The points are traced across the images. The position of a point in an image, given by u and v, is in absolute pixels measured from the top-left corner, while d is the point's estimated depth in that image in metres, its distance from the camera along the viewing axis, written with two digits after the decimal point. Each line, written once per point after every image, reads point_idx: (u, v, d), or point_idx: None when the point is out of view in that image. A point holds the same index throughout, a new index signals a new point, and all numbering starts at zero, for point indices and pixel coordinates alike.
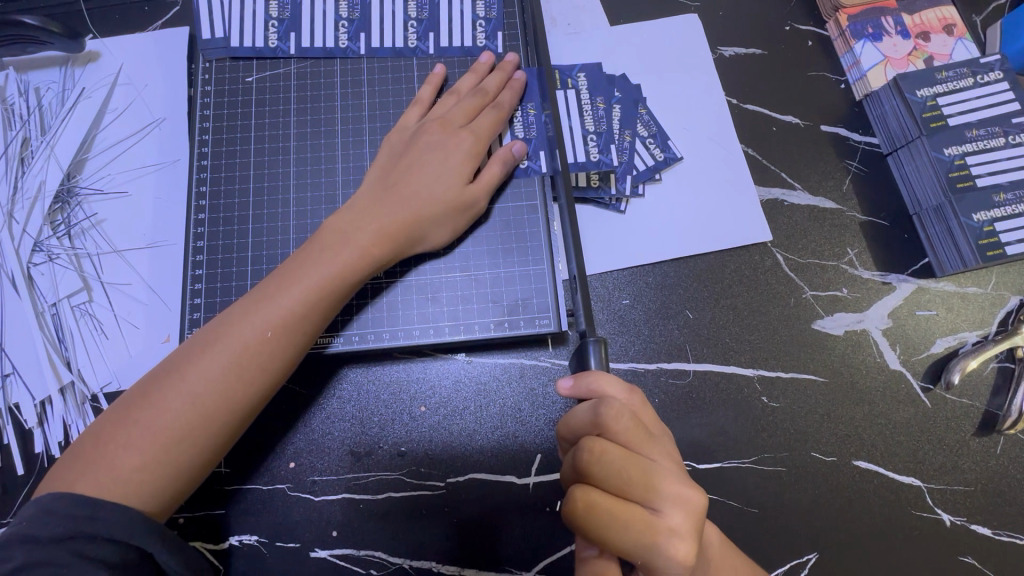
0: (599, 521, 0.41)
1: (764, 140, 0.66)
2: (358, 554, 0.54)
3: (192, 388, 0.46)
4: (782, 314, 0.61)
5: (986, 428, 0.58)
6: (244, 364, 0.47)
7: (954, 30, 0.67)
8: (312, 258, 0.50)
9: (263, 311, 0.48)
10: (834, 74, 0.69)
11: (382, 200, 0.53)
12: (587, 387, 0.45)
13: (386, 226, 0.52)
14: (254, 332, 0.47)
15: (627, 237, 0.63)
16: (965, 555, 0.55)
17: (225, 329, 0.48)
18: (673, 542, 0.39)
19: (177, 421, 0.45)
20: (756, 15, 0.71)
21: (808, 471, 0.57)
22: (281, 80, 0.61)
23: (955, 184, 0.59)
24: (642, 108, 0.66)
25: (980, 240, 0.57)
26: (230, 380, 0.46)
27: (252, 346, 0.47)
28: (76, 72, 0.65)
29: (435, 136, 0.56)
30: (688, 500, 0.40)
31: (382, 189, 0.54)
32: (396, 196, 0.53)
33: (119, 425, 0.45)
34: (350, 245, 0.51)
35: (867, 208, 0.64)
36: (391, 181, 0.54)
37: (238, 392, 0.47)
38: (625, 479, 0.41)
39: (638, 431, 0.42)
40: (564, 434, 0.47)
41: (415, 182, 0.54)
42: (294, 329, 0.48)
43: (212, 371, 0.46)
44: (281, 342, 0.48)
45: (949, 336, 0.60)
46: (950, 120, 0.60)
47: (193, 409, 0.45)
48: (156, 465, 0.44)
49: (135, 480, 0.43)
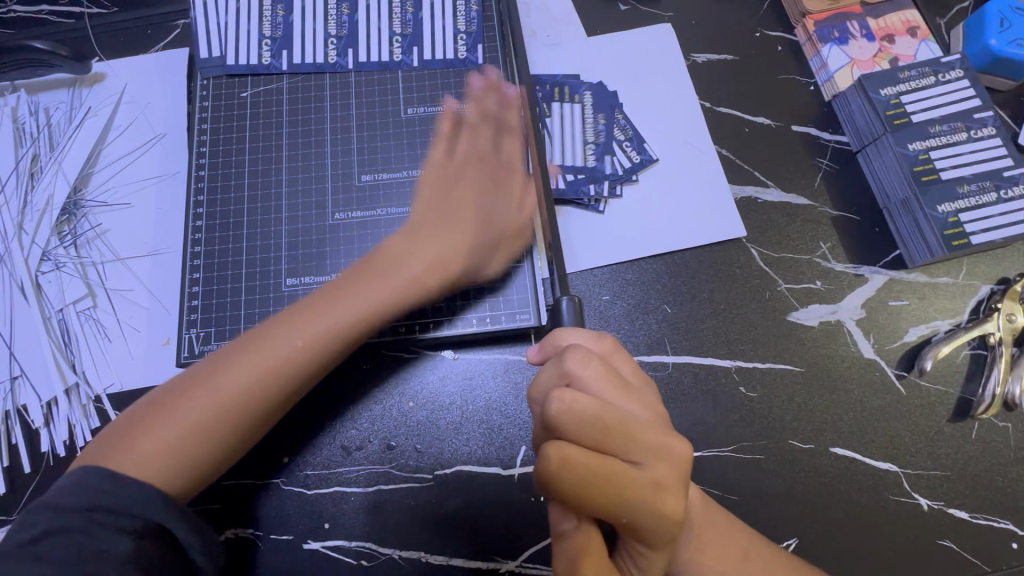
0: (575, 480, 0.38)
1: (737, 141, 0.69)
2: (348, 545, 0.56)
3: (198, 412, 0.46)
4: (757, 307, 0.63)
5: (961, 414, 0.59)
6: (250, 397, 0.47)
7: (918, 32, 0.70)
8: (396, 264, 0.54)
9: (264, 352, 0.48)
10: (803, 77, 0.72)
11: (424, 232, 0.55)
12: (552, 346, 0.46)
13: (440, 256, 0.55)
14: (256, 369, 0.48)
15: (607, 235, 0.65)
16: (944, 539, 0.56)
17: (221, 366, 0.48)
18: (656, 492, 0.39)
19: (186, 439, 0.46)
20: (727, 23, 0.74)
21: (786, 458, 0.58)
22: (274, 94, 0.65)
23: (920, 177, 0.61)
24: (618, 113, 0.69)
25: (945, 230, 0.59)
26: (231, 412, 0.47)
27: (250, 386, 0.47)
28: (83, 92, 0.69)
29: (479, 172, 0.59)
30: (668, 449, 0.39)
31: (429, 218, 0.56)
32: (462, 211, 0.56)
33: (191, 392, 0.47)
34: (399, 269, 0.53)
35: (838, 203, 0.66)
36: (445, 208, 0.57)
37: (245, 419, 0.48)
38: (601, 430, 0.39)
39: (610, 381, 0.40)
40: (531, 395, 0.44)
41: (469, 209, 0.57)
42: (298, 369, 0.49)
43: (285, 356, 0.49)
44: (280, 378, 0.48)
45: (922, 325, 0.62)
46: (913, 117, 0.63)
47: (259, 391, 0.48)
48: (211, 439, 0.46)
49: (189, 451, 0.46)
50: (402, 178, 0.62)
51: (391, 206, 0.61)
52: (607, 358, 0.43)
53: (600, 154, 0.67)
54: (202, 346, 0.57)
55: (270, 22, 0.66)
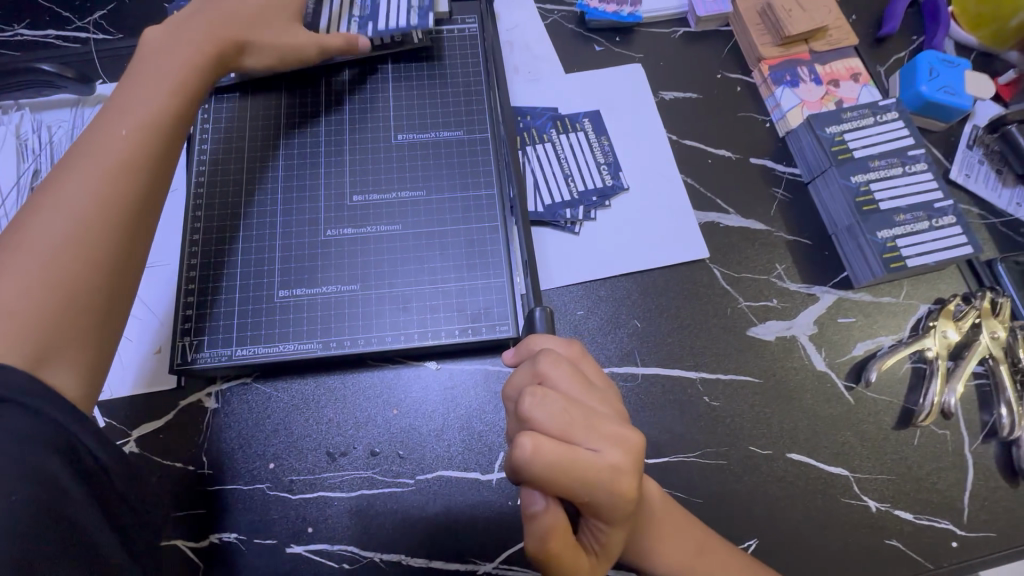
0: (544, 465, 0.41)
1: (700, 170, 0.75)
2: (332, 549, 0.58)
3: (55, 235, 0.47)
4: (720, 321, 0.68)
5: (904, 422, 0.65)
6: (87, 233, 0.48)
7: (860, 78, 0.78)
8: (129, 96, 0.55)
9: (64, 192, 0.49)
10: (759, 115, 0.79)
11: (152, 72, 0.57)
12: (526, 350, 0.49)
13: (194, 58, 0.58)
14: (61, 226, 0.47)
15: (582, 254, 0.70)
16: (891, 539, 0.60)
17: (57, 187, 0.49)
18: (615, 477, 0.42)
19: (47, 272, 0.46)
20: (692, 66, 0.82)
21: (747, 463, 0.62)
22: (272, 114, 0.69)
23: (861, 206, 0.68)
24: (595, 142, 0.75)
25: (884, 254, 0.66)
26: (73, 255, 0.47)
27: (81, 209, 0.48)
28: (85, 112, 0.73)
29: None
30: (627, 438, 0.43)
31: (137, 75, 0.57)
32: (204, 25, 0.61)
33: (45, 202, 0.48)
34: (157, 88, 0.56)
35: (793, 228, 0.73)
36: (141, 61, 0.57)
37: (101, 257, 0.48)
38: (566, 420, 0.43)
39: (577, 379, 0.45)
40: (506, 394, 0.48)
41: (182, 37, 0.59)
42: (121, 212, 0.50)
43: (105, 156, 0.51)
44: (115, 194, 0.50)
45: (868, 340, 0.68)
46: (855, 152, 0.70)
47: (76, 228, 0.47)
48: (78, 257, 0.47)
49: (44, 290, 0.45)
50: (391, 199, 0.66)
51: (381, 224, 0.65)
52: (576, 362, 0.48)
53: (576, 181, 0.72)
54: (195, 354, 0.60)
55: None
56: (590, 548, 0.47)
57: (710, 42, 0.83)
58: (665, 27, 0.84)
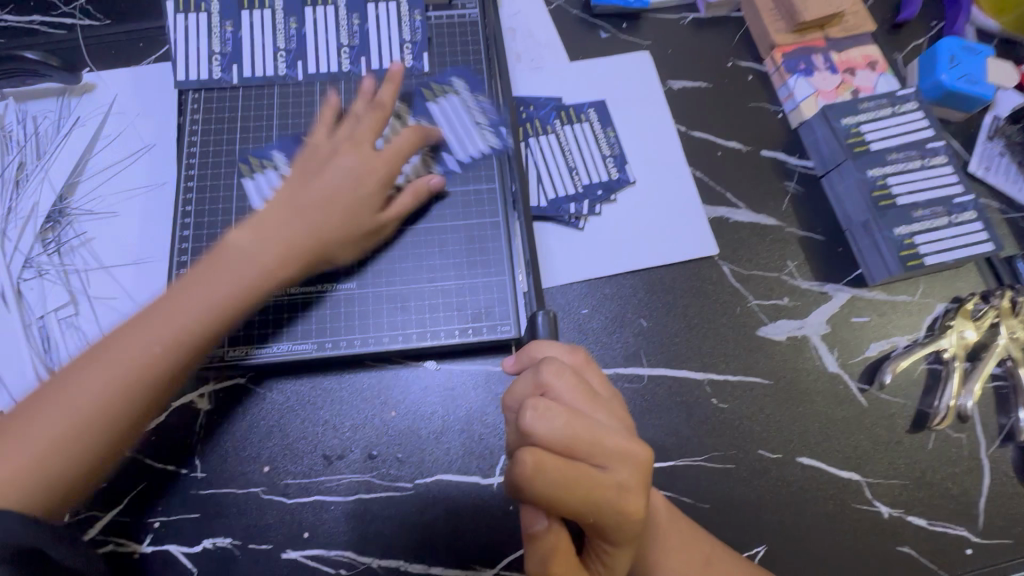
0: (546, 482, 0.40)
1: (710, 163, 0.73)
2: (328, 554, 0.56)
3: (78, 417, 0.45)
4: (728, 321, 0.65)
5: (918, 425, 0.62)
6: (124, 391, 0.46)
7: (877, 66, 0.75)
8: (210, 272, 0.52)
9: (107, 364, 0.47)
10: (771, 105, 0.76)
11: (223, 261, 0.52)
12: (529, 358, 0.49)
13: (276, 256, 0.53)
14: (105, 376, 0.46)
15: (587, 251, 0.68)
16: (904, 546, 0.59)
17: (119, 337, 0.48)
18: (621, 494, 0.41)
19: (84, 403, 0.45)
20: (701, 53, 0.78)
21: (756, 467, 0.60)
22: (265, 106, 0.67)
23: (878, 201, 0.65)
24: (601, 134, 0.72)
25: (901, 251, 0.63)
26: (113, 388, 0.46)
27: (136, 350, 0.47)
28: (72, 102, 0.70)
29: (351, 156, 0.58)
30: (634, 454, 0.42)
31: (227, 254, 0.53)
32: (310, 193, 0.56)
33: (107, 347, 0.47)
34: (213, 285, 0.51)
35: (805, 224, 0.70)
36: (240, 240, 0.53)
37: (123, 420, 0.47)
38: (570, 436, 0.41)
39: (581, 391, 0.43)
40: (507, 403, 0.46)
41: (282, 230, 0.54)
42: (180, 326, 0.49)
43: (185, 297, 0.50)
44: (156, 371, 0.47)
45: (883, 340, 0.65)
46: (872, 145, 0.67)
47: (121, 375, 0.46)
48: (110, 392, 0.46)
49: (73, 422, 0.45)
50: None
51: None
52: (580, 371, 0.45)
53: (581, 175, 0.70)
54: None
55: (219, 38, 0.67)
56: (595, 569, 0.45)
57: (720, 28, 0.80)
58: (674, 13, 0.80)
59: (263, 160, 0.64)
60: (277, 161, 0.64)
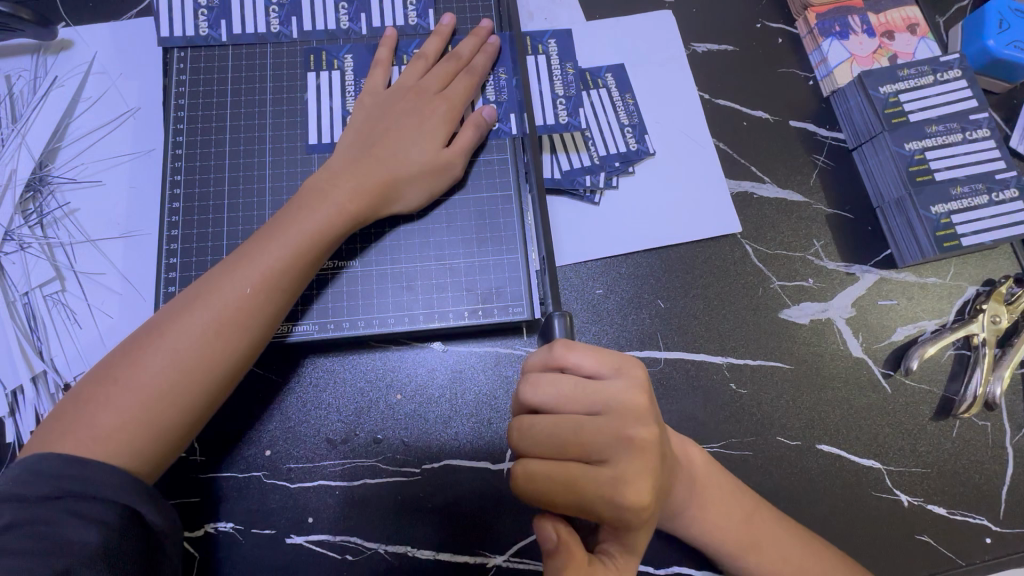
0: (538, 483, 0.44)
1: (735, 134, 0.68)
2: (333, 539, 0.55)
3: (180, 361, 0.45)
4: (750, 302, 0.62)
5: (943, 412, 0.60)
6: (219, 339, 0.46)
7: (918, 30, 0.70)
8: (290, 218, 0.51)
9: (203, 311, 0.46)
10: (802, 71, 0.71)
11: (304, 204, 0.51)
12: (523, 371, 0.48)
13: (352, 200, 0.52)
14: (200, 326, 0.46)
15: (602, 227, 0.64)
16: (922, 534, 0.57)
17: (213, 285, 0.48)
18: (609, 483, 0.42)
19: (183, 353, 0.45)
20: (729, 13, 0.73)
21: (774, 454, 0.58)
22: (257, 67, 0.61)
23: (915, 177, 0.61)
24: (619, 100, 0.67)
25: (938, 231, 0.60)
26: (213, 337, 0.46)
27: (232, 299, 0.47)
28: (48, 60, 0.65)
29: (412, 102, 0.57)
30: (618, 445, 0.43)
31: (302, 203, 0.52)
32: (375, 157, 0.54)
33: (200, 297, 0.47)
34: (296, 227, 0.50)
35: (833, 201, 0.66)
36: (316, 187, 0.53)
37: (220, 368, 0.46)
38: (552, 437, 0.44)
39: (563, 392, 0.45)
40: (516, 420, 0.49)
41: (351, 173, 0.53)
42: (269, 272, 0.48)
43: (270, 249, 0.49)
44: (252, 314, 0.47)
45: (910, 324, 0.62)
46: (910, 115, 0.63)
47: (216, 322, 0.46)
48: (211, 340, 0.46)
49: (173, 371, 0.45)
50: None
51: None
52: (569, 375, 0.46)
53: (598, 146, 0.65)
54: None
55: None
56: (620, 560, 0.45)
57: None
58: None
59: (332, 59, 0.61)
60: (345, 63, 0.61)
